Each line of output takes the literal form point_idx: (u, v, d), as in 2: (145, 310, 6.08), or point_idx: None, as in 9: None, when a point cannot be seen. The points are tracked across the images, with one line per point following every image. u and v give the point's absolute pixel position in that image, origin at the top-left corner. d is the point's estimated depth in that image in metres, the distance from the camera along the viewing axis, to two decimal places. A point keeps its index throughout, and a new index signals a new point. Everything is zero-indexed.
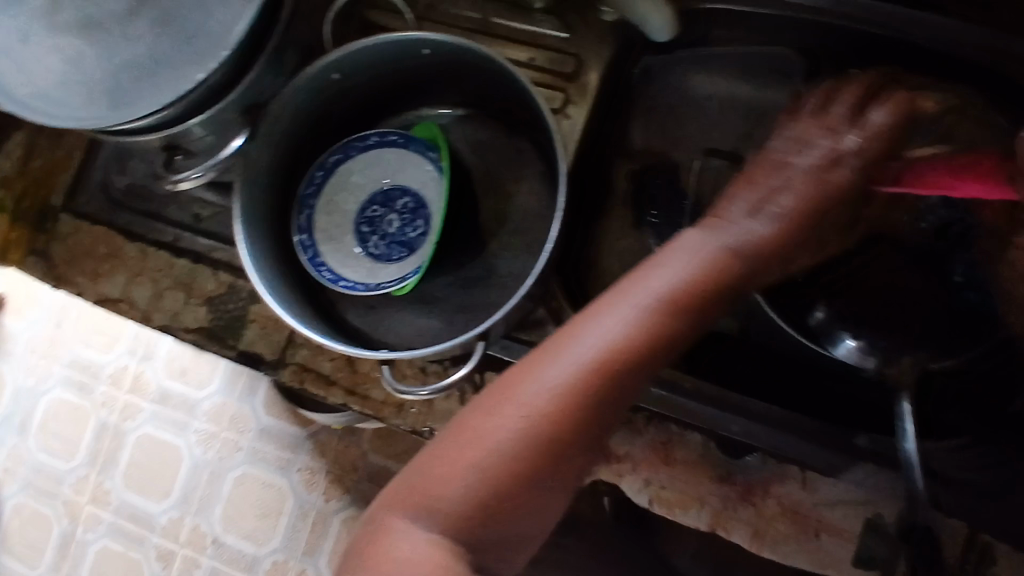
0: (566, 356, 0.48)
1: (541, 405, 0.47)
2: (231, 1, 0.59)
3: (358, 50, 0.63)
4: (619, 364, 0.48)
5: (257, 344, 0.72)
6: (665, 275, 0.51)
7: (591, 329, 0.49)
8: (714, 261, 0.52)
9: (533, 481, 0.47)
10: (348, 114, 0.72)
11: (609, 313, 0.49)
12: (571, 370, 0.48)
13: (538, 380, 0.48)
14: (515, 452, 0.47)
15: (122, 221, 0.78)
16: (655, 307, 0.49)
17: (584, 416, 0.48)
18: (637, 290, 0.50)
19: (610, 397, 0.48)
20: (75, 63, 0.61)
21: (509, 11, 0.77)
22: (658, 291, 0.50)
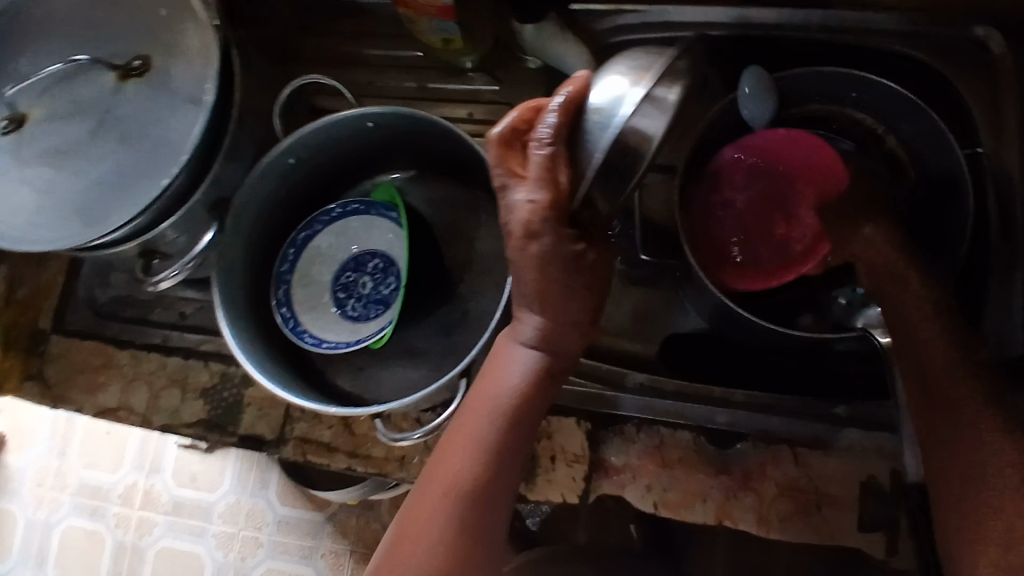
0: (432, 492, 0.57)
1: (435, 515, 0.56)
2: (183, 110, 0.65)
3: (308, 134, 0.67)
4: (472, 477, 0.57)
5: (257, 426, 0.75)
6: (509, 374, 0.58)
7: (458, 440, 0.57)
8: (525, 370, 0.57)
9: None
10: (311, 190, 0.76)
11: (469, 421, 0.58)
12: (449, 476, 0.57)
13: (429, 492, 0.57)
14: None
15: (111, 332, 0.82)
16: (505, 406, 0.57)
17: (463, 528, 0.56)
18: (488, 396, 0.58)
19: (478, 504, 0.57)
20: (48, 190, 0.65)
21: (441, 74, 0.83)
22: (506, 389, 0.57)
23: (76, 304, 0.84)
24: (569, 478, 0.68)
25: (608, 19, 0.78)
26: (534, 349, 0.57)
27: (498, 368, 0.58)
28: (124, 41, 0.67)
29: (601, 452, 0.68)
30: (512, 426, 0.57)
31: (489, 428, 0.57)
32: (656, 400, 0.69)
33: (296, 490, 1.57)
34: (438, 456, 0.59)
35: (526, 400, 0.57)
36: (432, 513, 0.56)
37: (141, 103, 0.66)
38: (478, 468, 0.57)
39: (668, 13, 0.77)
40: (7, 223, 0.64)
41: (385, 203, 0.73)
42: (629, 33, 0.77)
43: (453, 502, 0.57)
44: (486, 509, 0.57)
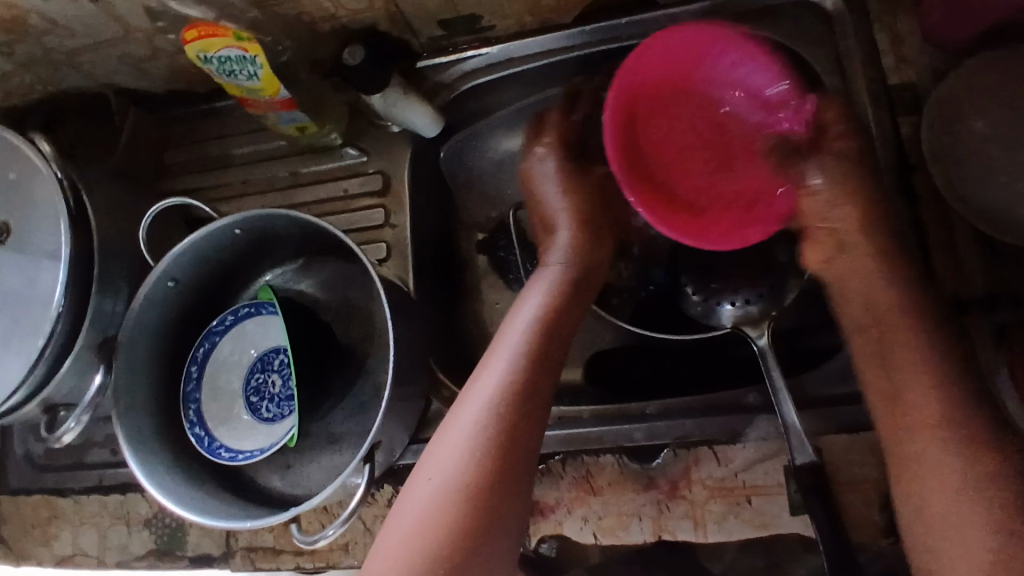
0: (463, 416, 0.58)
1: (464, 439, 0.56)
2: (49, 265, 0.66)
3: (176, 257, 0.68)
4: (508, 401, 0.58)
5: (203, 543, 0.75)
6: (516, 323, 0.64)
7: (486, 376, 0.60)
8: (543, 320, 0.64)
9: (483, 515, 0.53)
10: (202, 300, 0.77)
11: (490, 366, 0.61)
12: (475, 410, 0.58)
13: (461, 418, 0.58)
14: (457, 499, 0.53)
15: (51, 482, 0.82)
16: (523, 346, 0.61)
17: (501, 446, 0.55)
18: (505, 341, 0.63)
19: (517, 425, 0.57)
20: None
21: (310, 158, 0.85)
22: (520, 332, 0.63)
23: (12, 463, 0.85)
24: None
25: (451, 69, 0.80)
26: (552, 291, 0.67)
27: (504, 328, 0.64)
28: None
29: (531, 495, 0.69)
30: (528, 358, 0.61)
31: (511, 363, 0.60)
32: (572, 431, 0.69)
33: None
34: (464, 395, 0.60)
35: (539, 340, 0.62)
36: (467, 428, 0.56)
37: (10, 267, 0.67)
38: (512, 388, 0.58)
39: (506, 50, 0.78)
40: None
41: (269, 301, 0.74)
42: (470, 80, 0.80)
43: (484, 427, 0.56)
44: (521, 432, 0.57)
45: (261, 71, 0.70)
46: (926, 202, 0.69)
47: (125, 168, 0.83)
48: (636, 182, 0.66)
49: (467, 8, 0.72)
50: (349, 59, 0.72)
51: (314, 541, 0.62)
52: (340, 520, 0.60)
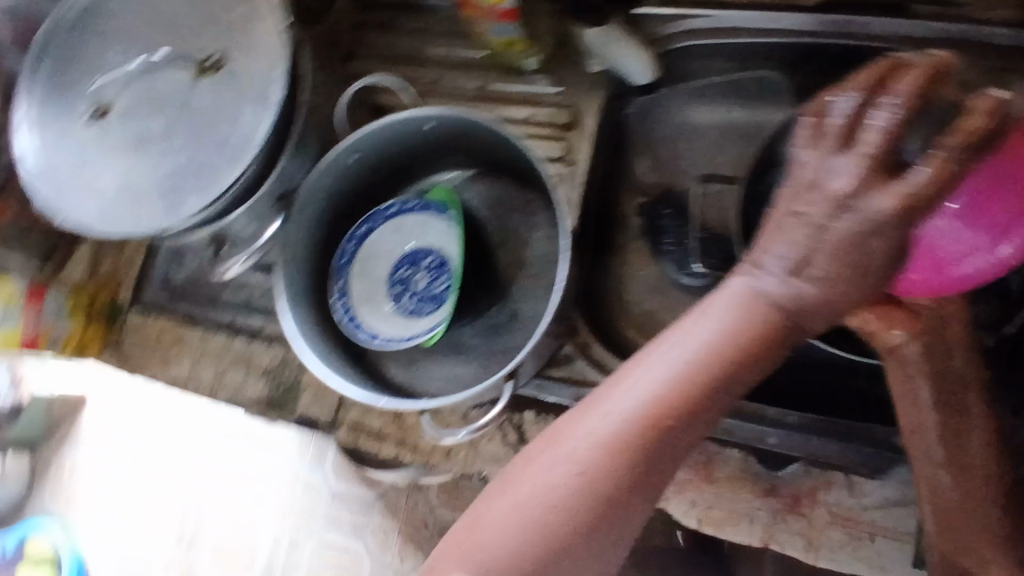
0: (606, 415, 0.48)
1: (580, 466, 0.47)
2: (256, 106, 0.67)
3: (369, 132, 0.69)
4: (667, 419, 0.47)
5: (313, 407, 0.78)
6: (654, 366, 0.48)
7: (586, 435, 0.47)
8: (764, 315, 0.47)
9: (585, 544, 0.46)
10: (372, 181, 0.78)
11: (611, 400, 0.48)
12: (565, 460, 0.48)
13: (543, 470, 0.48)
14: (559, 508, 0.46)
15: (182, 310, 0.86)
16: (661, 384, 0.47)
17: (633, 472, 0.47)
18: (646, 372, 0.48)
19: (662, 453, 0.47)
20: (124, 178, 0.69)
21: (502, 74, 0.83)
22: (646, 380, 0.48)
23: (150, 283, 0.89)
24: None
25: (671, 23, 0.77)
26: (778, 296, 0.46)
27: (639, 365, 0.49)
28: (205, 38, 0.70)
29: None
30: (652, 411, 0.47)
31: (620, 413, 0.47)
32: None
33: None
34: (557, 436, 0.49)
35: (676, 393, 0.47)
36: (604, 433, 0.47)
37: (216, 100, 0.69)
38: (614, 450, 0.47)
39: (738, 19, 0.74)
40: (91, 207, 0.68)
41: (444, 202, 0.75)
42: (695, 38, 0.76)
43: (552, 481, 0.47)
44: (664, 459, 0.47)
45: None
46: None
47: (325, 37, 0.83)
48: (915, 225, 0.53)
49: None
50: None
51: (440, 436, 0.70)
52: (472, 428, 0.65)
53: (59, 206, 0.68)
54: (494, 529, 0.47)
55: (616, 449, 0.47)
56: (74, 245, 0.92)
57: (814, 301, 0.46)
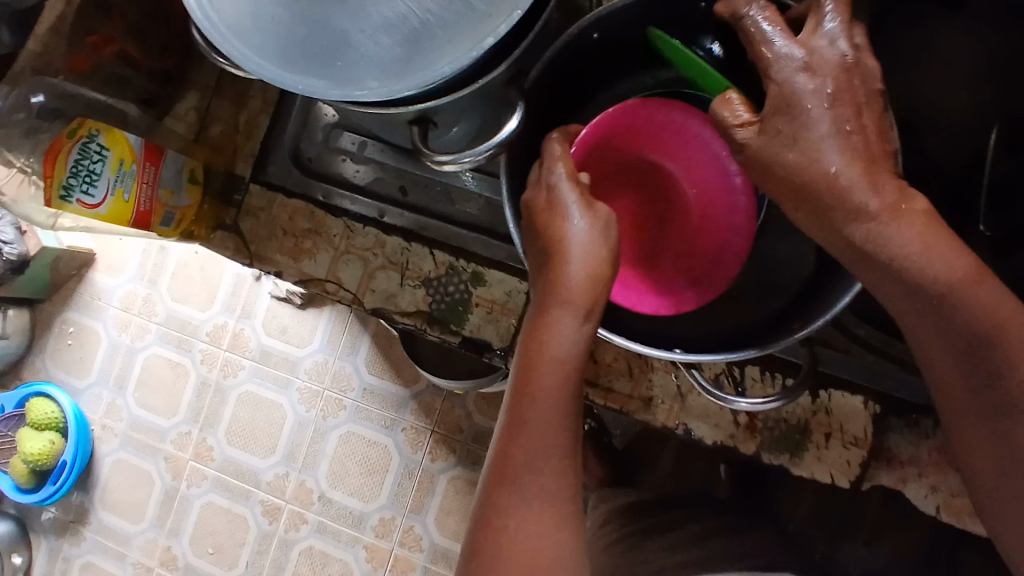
0: (541, 356, 0.52)
1: (516, 419, 0.52)
2: None
3: (626, 5, 0.55)
4: (550, 372, 0.51)
5: (484, 330, 0.67)
6: (558, 346, 0.52)
7: (553, 391, 0.51)
8: (582, 287, 0.52)
9: (546, 464, 0.50)
10: (591, 67, 0.64)
11: (524, 363, 0.52)
12: (554, 419, 0.51)
13: (545, 427, 0.51)
14: (527, 437, 0.51)
15: (320, 193, 0.73)
16: (568, 364, 0.52)
17: (548, 409, 0.51)
18: (552, 353, 0.52)
19: (547, 398, 0.51)
20: (323, 23, 0.52)
21: None
22: (554, 363, 0.52)
23: (277, 154, 0.74)
24: (842, 460, 0.60)
25: None
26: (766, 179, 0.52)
27: (537, 333, 0.53)
28: None
29: (884, 440, 0.61)
30: (558, 391, 0.52)
31: (558, 384, 0.52)
32: None
33: (391, 356, 1.37)
34: (521, 396, 0.52)
35: (566, 374, 0.52)
36: (549, 372, 0.51)
37: None
38: (554, 413, 0.51)
39: None
40: (280, 60, 0.52)
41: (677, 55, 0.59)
42: None
43: (561, 437, 0.51)
44: (541, 406, 0.51)
45: None
46: None
47: None
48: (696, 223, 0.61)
49: None
50: None
51: (729, 403, 0.57)
52: (774, 399, 0.55)
53: (239, 52, 0.52)
54: (528, 481, 0.50)
55: (542, 414, 0.51)
56: (176, 97, 0.75)
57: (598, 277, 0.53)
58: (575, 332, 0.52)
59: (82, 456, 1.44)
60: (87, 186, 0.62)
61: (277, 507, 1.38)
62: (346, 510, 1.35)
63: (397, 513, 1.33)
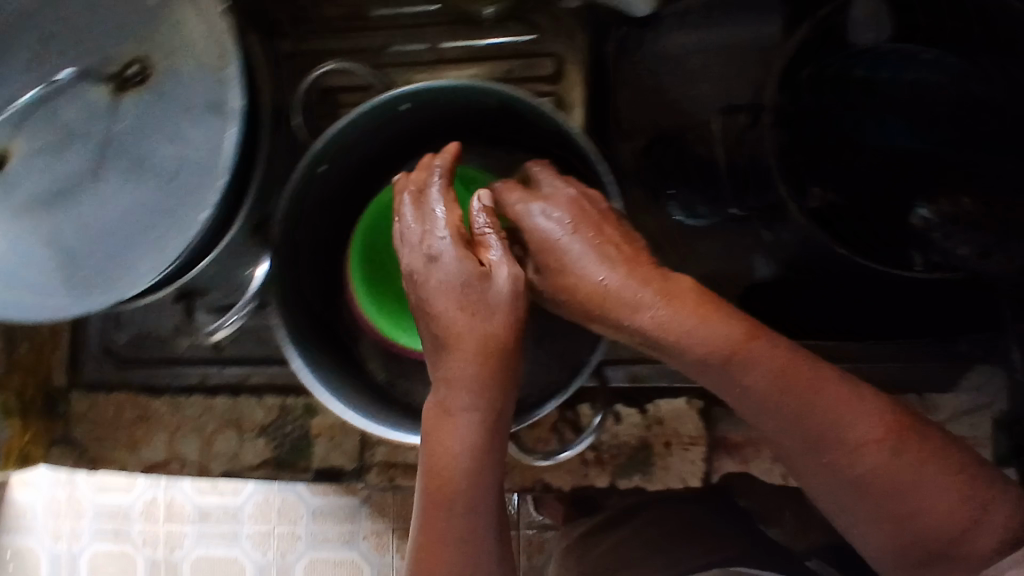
0: (451, 432, 0.47)
1: (428, 507, 0.47)
2: (202, 125, 0.53)
3: (335, 135, 0.57)
4: (455, 449, 0.47)
5: (331, 457, 0.68)
6: (462, 428, 0.47)
7: (463, 472, 0.47)
8: (480, 348, 0.48)
9: (467, 547, 0.46)
10: (348, 190, 0.65)
11: (428, 451, 0.47)
12: (473, 501, 0.46)
13: (464, 508, 0.46)
14: (441, 524, 0.46)
15: (141, 377, 0.72)
16: (484, 439, 0.47)
17: (459, 486, 0.46)
18: (463, 430, 0.48)
19: (455, 479, 0.47)
20: (50, 244, 0.54)
21: (462, 32, 0.71)
22: (465, 444, 0.47)
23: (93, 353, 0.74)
24: (686, 461, 0.64)
25: None
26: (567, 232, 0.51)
27: (437, 419, 0.48)
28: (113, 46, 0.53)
29: (717, 430, 0.64)
30: (475, 476, 0.47)
31: (471, 461, 0.47)
32: None
33: None
34: (433, 485, 0.47)
35: (474, 456, 0.47)
36: (458, 446, 0.47)
37: (151, 121, 0.53)
38: (468, 493, 0.46)
39: None
40: (20, 290, 0.53)
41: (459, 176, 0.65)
42: None
43: (483, 517, 0.46)
44: (463, 486, 0.46)
45: None
46: None
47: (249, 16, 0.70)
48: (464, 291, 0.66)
49: None
50: None
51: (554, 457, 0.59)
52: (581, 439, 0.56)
53: None
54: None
55: (453, 503, 0.47)
56: None
57: (484, 345, 0.48)
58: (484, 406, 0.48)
59: None
60: None
61: None
62: None
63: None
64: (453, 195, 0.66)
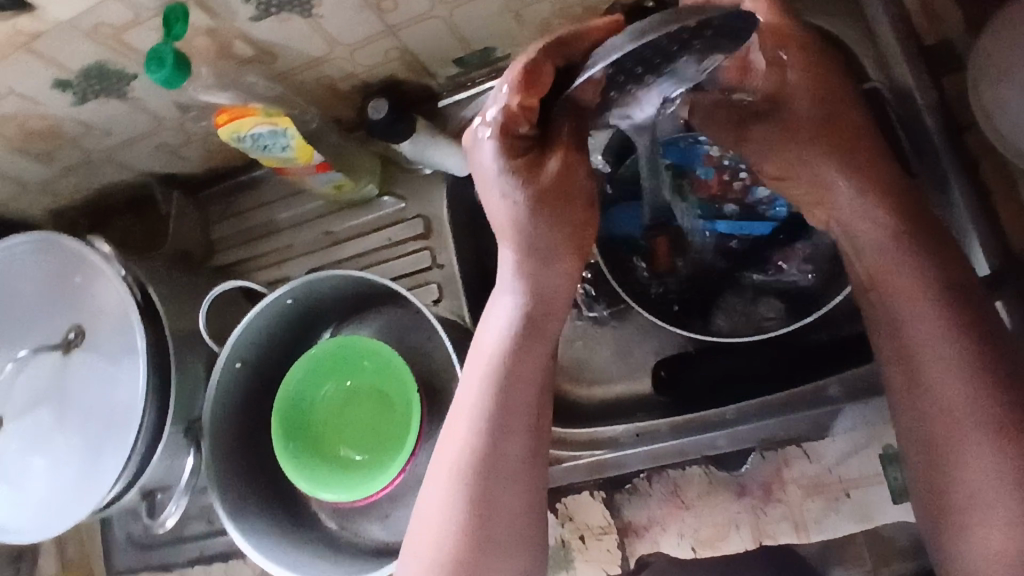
0: (477, 352, 0.58)
1: (474, 412, 0.56)
2: (128, 362, 0.69)
3: (240, 339, 0.70)
4: (526, 339, 0.57)
5: None
6: (491, 327, 0.58)
7: (532, 335, 0.57)
8: (560, 269, 0.58)
9: (498, 437, 0.55)
10: (277, 371, 0.79)
11: (472, 363, 0.58)
12: (517, 410, 0.56)
13: (503, 407, 0.56)
14: (487, 423, 0.55)
15: (157, 558, 0.85)
16: (494, 353, 0.57)
17: (522, 370, 0.56)
18: (484, 339, 0.58)
19: (524, 380, 0.57)
20: (47, 476, 0.70)
21: (343, 214, 0.86)
22: (494, 345, 0.57)
23: (117, 546, 0.88)
24: (601, 550, 0.69)
25: (472, 102, 0.79)
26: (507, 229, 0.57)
27: (487, 314, 0.59)
28: (57, 322, 0.72)
29: (622, 515, 0.68)
30: (499, 399, 0.56)
31: (496, 360, 0.56)
32: (655, 446, 0.69)
33: None
34: (466, 389, 0.57)
35: (529, 315, 0.57)
36: (483, 367, 0.57)
37: (94, 370, 0.70)
38: (524, 361, 0.57)
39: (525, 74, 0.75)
40: (27, 520, 0.70)
41: (364, 347, 0.74)
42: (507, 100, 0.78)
43: (510, 406, 0.56)
44: (517, 364, 0.56)
45: (293, 141, 0.70)
46: (985, 160, 0.65)
47: (177, 253, 0.87)
48: (380, 443, 0.73)
49: (478, 39, 0.72)
50: (374, 114, 0.74)
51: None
52: None
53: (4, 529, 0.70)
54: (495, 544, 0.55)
55: (522, 381, 0.57)
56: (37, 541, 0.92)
57: (545, 244, 0.57)
58: (537, 280, 0.57)
59: None
60: None
61: None
62: None
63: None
64: (345, 362, 0.75)
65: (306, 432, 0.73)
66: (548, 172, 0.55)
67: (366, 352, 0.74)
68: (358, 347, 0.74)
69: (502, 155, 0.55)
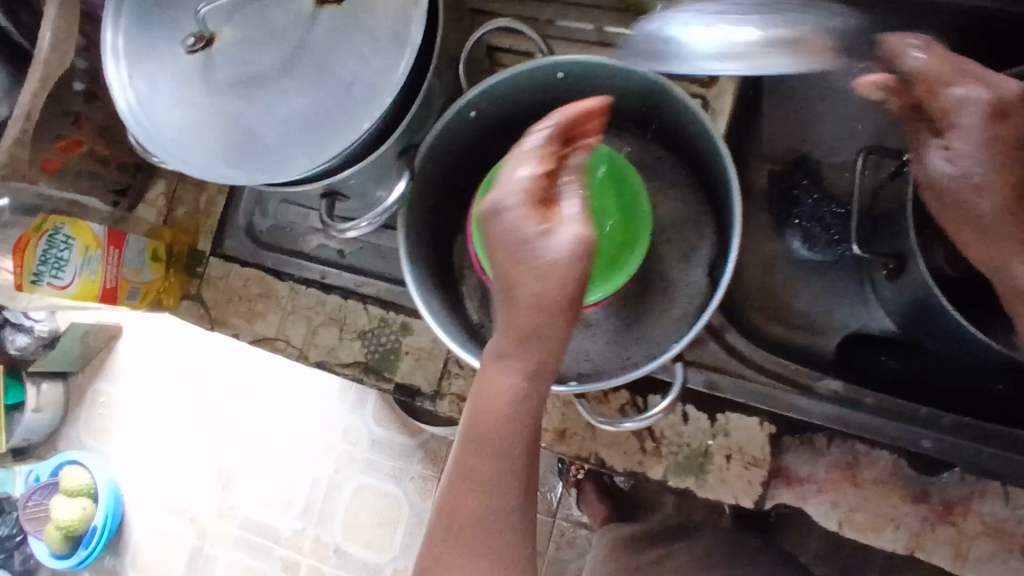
0: (514, 285, 0.47)
1: (518, 375, 0.48)
2: (385, 46, 0.58)
3: (492, 85, 0.61)
4: (536, 316, 0.46)
5: (414, 376, 0.74)
6: (555, 245, 0.45)
7: (545, 306, 0.45)
8: (560, 277, 0.45)
9: (508, 431, 0.48)
10: (494, 140, 0.71)
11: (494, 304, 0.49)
12: (535, 377, 0.48)
13: (496, 414, 0.48)
14: (512, 403, 0.48)
15: (271, 261, 0.80)
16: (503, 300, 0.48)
17: (529, 326, 0.47)
18: (509, 281, 0.47)
19: (530, 334, 0.47)
20: (237, 121, 0.61)
21: (624, 17, 0.75)
22: (520, 289, 0.46)
23: (234, 231, 0.82)
24: (743, 480, 0.64)
25: None
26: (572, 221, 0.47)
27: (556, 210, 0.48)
28: None
29: (783, 458, 0.64)
30: (524, 341, 0.47)
31: (516, 318, 0.47)
32: (849, 412, 0.64)
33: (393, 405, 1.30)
34: (506, 330, 0.48)
35: (569, 282, 0.46)
36: (527, 308, 0.46)
37: (339, 33, 0.59)
38: (532, 317, 0.46)
39: None
40: (197, 155, 0.61)
41: (611, 168, 0.64)
42: None
43: (535, 394, 0.48)
44: (540, 335, 0.47)
45: None
46: None
47: None
48: None
49: None
50: None
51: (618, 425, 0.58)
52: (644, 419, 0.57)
53: (166, 151, 0.61)
54: (473, 529, 0.48)
55: (557, 319, 0.46)
56: (146, 184, 0.85)
57: (556, 270, 0.45)
58: (555, 287, 0.46)
59: (113, 520, 1.35)
60: (56, 272, 0.70)
61: (296, 562, 1.29)
62: (361, 562, 1.26)
63: (410, 565, 1.24)
64: None
65: (507, 215, 0.66)
66: (567, 240, 0.45)
67: (613, 175, 0.64)
68: (606, 166, 0.64)
69: (532, 218, 0.45)
